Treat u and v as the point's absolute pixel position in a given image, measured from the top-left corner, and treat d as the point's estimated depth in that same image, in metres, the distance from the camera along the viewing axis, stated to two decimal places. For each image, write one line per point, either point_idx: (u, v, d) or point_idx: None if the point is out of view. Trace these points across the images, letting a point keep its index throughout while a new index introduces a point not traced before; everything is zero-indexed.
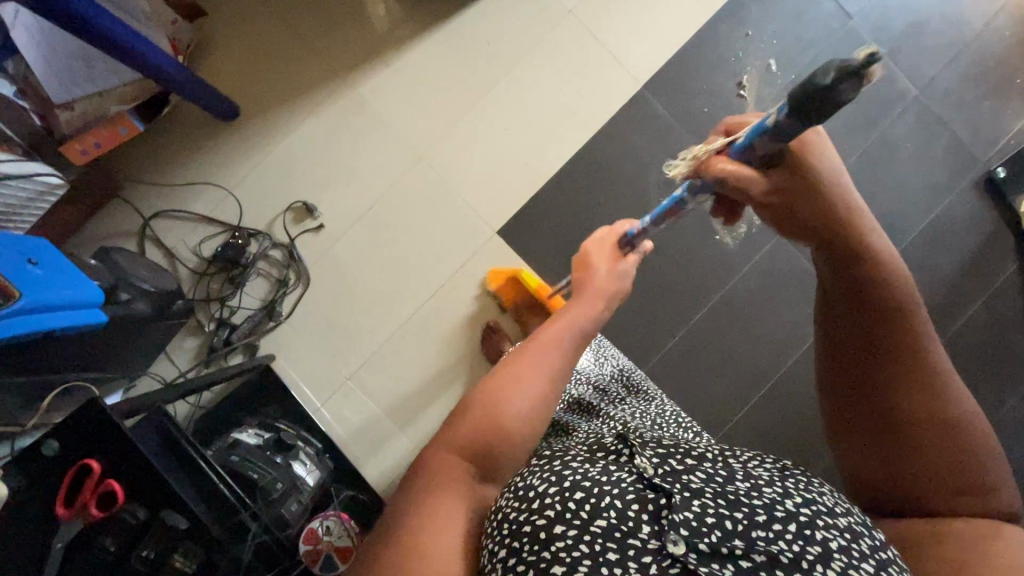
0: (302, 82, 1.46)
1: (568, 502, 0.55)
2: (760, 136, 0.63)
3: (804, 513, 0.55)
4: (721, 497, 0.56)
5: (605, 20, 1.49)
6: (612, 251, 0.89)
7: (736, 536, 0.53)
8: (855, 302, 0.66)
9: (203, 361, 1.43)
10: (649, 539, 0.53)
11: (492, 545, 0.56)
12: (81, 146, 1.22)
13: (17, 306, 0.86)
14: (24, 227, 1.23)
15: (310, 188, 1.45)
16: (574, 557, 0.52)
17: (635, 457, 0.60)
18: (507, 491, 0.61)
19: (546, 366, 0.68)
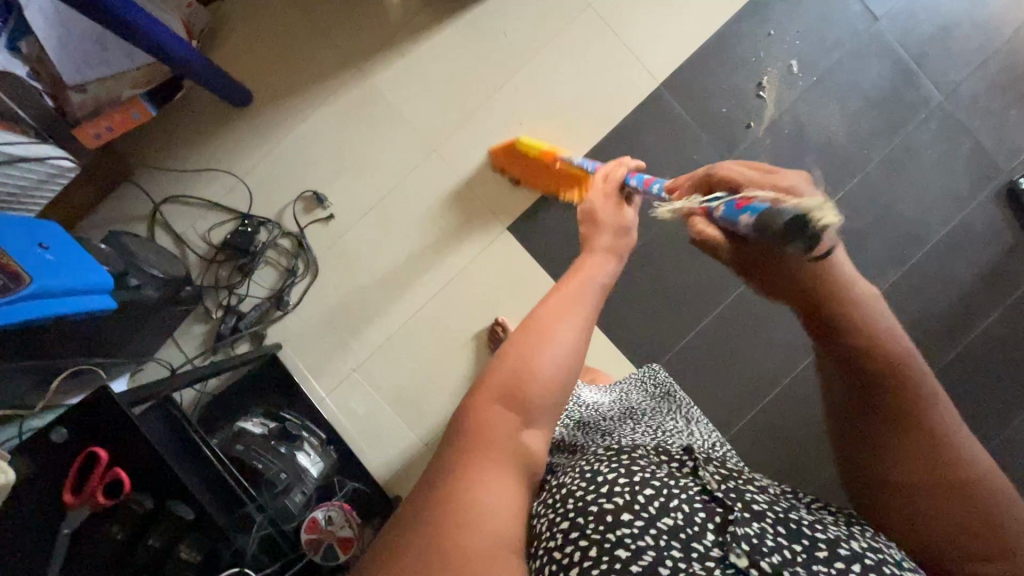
0: (316, 70, 1.45)
1: (637, 495, 0.56)
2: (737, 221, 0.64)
3: (869, 556, 0.55)
4: (782, 524, 0.57)
5: (626, 15, 1.47)
6: (614, 202, 0.85)
7: (797, 565, 0.53)
8: (853, 372, 0.64)
9: (210, 348, 1.43)
10: (712, 547, 0.54)
11: (552, 516, 0.58)
12: (94, 131, 1.22)
13: (27, 290, 0.85)
14: (36, 207, 1.21)
15: (321, 178, 1.44)
16: (637, 545, 0.53)
17: (701, 470, 0.63)
18: (573, 472, 0.63)
19: (573, 317, 0.63)
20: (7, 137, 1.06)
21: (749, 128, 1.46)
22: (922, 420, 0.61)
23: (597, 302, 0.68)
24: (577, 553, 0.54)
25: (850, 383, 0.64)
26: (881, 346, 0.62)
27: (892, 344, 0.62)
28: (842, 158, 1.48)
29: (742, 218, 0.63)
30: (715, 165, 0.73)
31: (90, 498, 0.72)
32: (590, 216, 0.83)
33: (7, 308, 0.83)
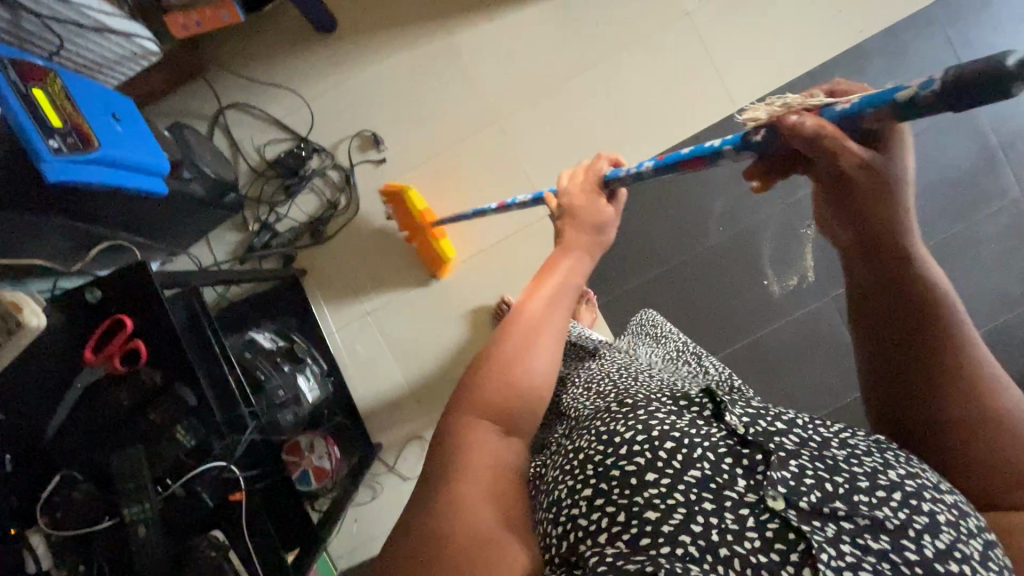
0: (405, 14, 1.45)
1: (659, 451, 0.56)
2: (882, 105, 0.52)
3: (909, 484, 0.54)
4: (818, 461, 0.56)
5: (721, 33, 1.44)
6: (594, 196, 0.82)
7: (838, 498, 0.53)
8: (898, 309, 0.61)
9: (239, 258, 1.46)
10: (745, 493, 0.53)
11: (573, 483, 0.58)
12: (183, 21, 1.19)
13: (86, 156, 0.83)
14: (115, 79, 1.23)
15: (384, 121, 1.46)
16: (669, 504, 0.53)
17: (725, 413, 0.60)
18: (588, 435, 0.62)
19: (545, 334, 0.66)
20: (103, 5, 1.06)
21: None
22: (954, 349, 0.59)
23: (569, 308, 0.70)
24: (607, 515, 0.54)
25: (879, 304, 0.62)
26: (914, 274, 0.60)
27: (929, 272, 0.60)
28: None
29: (904, 89, 0.51)
30: (832, 80, 0.61)
31: (109, 361, 0.76)
32: (569, 207, 0.81)
33: (61, 166, 0.79)
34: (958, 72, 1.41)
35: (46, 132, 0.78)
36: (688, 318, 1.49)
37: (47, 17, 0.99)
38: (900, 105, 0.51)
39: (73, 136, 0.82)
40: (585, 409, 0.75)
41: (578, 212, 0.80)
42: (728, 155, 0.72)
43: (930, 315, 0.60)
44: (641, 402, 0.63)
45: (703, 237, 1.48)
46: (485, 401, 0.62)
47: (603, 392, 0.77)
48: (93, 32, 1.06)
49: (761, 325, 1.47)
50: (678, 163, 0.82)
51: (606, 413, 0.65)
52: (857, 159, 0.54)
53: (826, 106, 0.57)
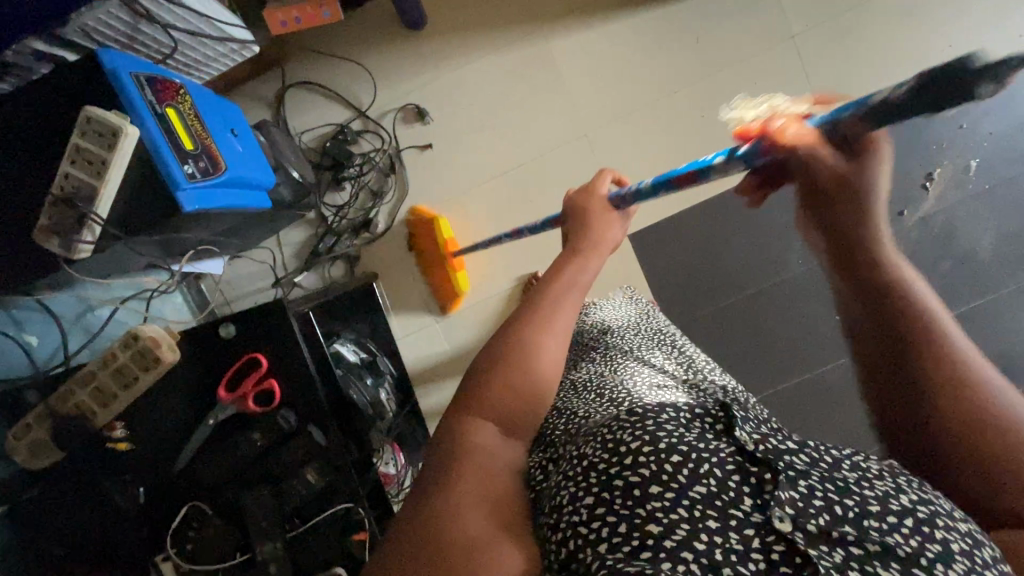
0: (500, 12, 1.36)
1: (665, 465, 0.49)
2: (855, 113, 0.45)
3: (921, 510, 0.48)
4: (826, 481, 0.50)
5: (825, 60, 1.38)
6: (603, 202, 0.76)
7: (846, 522, 0.47)
8: (876, 319, 0.56)
9: (305, 262, 1.41)
10: (751, 512, 0.48)
11: (574, 488, 0.52)
12: (282, 18, 1.11)
13: (213, 181, 0.79)
14: (201, 78, 1.08)
15: (466, 125, 1.39)
16: (671, 521, 0.47)
17: (734, 427, 0.53)
18: (593, 440, 0.56)
19: (553, 327, 0.61)
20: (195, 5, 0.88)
21: (900, 215, 1.43)
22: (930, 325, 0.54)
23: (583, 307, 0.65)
24: (605, 527, 0.49)
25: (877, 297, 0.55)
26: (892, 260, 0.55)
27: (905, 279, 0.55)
28: (981, 273, 1.44)
29: (883, 91, 0.44)
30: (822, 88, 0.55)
31: (241, 400, 0.78)
32: (576, 210, 0.75)
33: (194, 193, 0.76)
34: None
35: (182, 158, 0.75)
36: (756, 346, 1.48)
37: (170, 26, 0.88)
38: (874, 116, 0.44)
39: (204, 160, 0.78)
40: (590, 407, 0.70)
41: (588, 212, 0.74)
42: (717, 168, 0.64)
43: (893, 296, 0.55)
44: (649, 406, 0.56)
45: (780, 267, 1.46)
46: (489, 404, 0.57)
47: (605, 394, 0.74)
48: (205, 39, 0.96)
49: (828, 358, 1.47)
50: (676, 178, 0.73)
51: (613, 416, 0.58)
52: (830, 168, 0.49)
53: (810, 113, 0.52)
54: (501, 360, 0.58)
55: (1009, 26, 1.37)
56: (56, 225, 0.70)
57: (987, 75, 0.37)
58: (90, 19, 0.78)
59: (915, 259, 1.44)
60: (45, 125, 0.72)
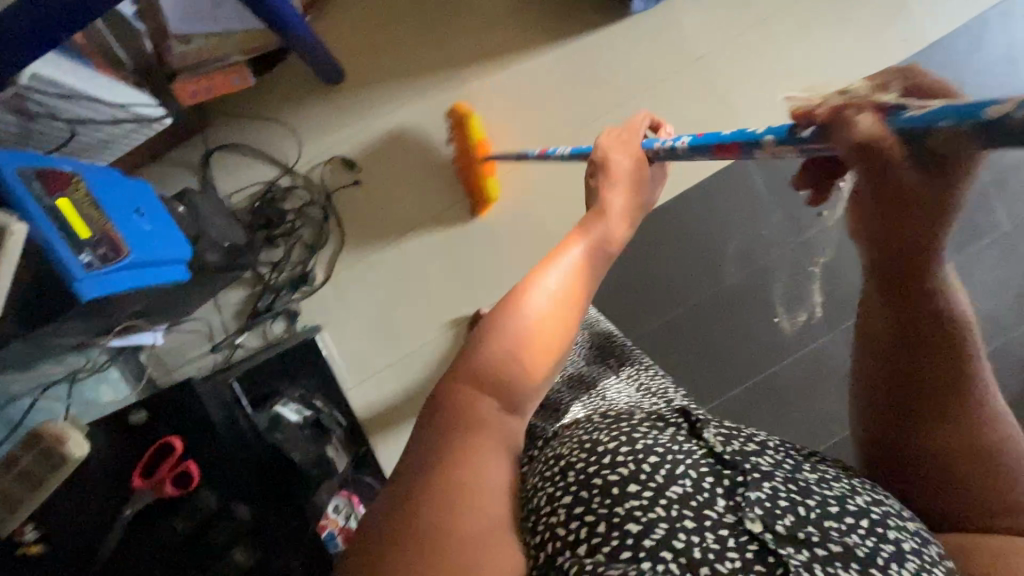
0: (416, 60, 1.39)
1: (642, 466, 0.58)
2: (955, 125, 0.38)
3: (874, 511, 0.57)
4: (791, 484, 0.59)
5: (735, 77, 1.44)
6: (631, 159, 0.80)
7: (810, 523, 0.55)
8: (902, 332, 0.61)
9: (245, 321, 1.39)
10: (724, 513, 0.56)
11: (553, 489, 0.59)
12: (193, 89, 1.13)
13: (117, 265, 0.78)
14: (106, 159, 1.10)
15: (396, 170, 1.40)
16: (649, 518, 0.55)
17: (702, 432, 0.64)
18: (573, 445, 0.64)
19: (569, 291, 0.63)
20: (107, 97, 0.94)
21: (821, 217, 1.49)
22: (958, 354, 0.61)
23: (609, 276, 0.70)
24: (588, 525, 0.55)
25: (917, 333, 0.61)
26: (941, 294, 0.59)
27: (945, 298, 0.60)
28: None
29: (997, 105, 0.36)
30: (910, 61, 0.47)
31: (157, 485, 0.97)
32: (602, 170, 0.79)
33: (93, 281, 0.75)
34: None
35: (77, 248, 0.74)
36: (703, 355, 1.51)
37: (72, 124, 0.93)
38: (985, 128, 0.36)
39: (104, 246, 0.77)
40: (566, 421, 0.79)
41: (616, 170, 0.79)
42: (767, 149, 0.60)
43: (938, 338, 0.61)
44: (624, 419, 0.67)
45: (717, 278, 1.51)
46: (482, 371, 0.59)
47: (575, 414, 0.82)
48: (109, 133, 1.01)
49: (773, 360, 1.51)
50: (715, 145, 0.68)
51: (590, 428, 0.67)
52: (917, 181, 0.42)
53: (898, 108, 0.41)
54: (499, 341, 0.60)
55: (895, 34, 1.47)
56: None
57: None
58: None
59: (843, 257, 1.50)
60: None
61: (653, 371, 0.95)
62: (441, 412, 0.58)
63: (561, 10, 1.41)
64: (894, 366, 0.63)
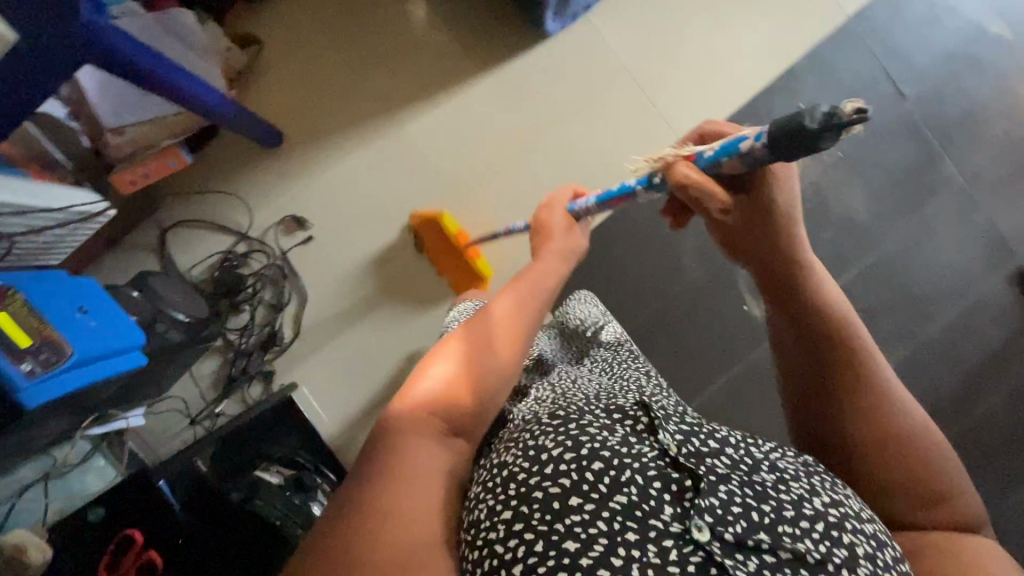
0: (348, 112, 1.41)
1: (585, 473, 0.55)
2: (732, 156, 0.61)
3: (831, 514, 0.56)
4: (747, 487, 0.57)
5: (662, 79, 1.46)
6: (564, 216, 0.85)
7: (762, 529, 0.54)
8: (803, 338, 0.69)
9: (222, 389, 1.42)
10: (671, 522, 0.53)
11: (493, 502, 0.56)
12: (130, 177, 1.16)
13: (60, 369, 0.81)
14: (56, 257, 1.13)
15: (347, 221, 1.42)
16: (590, 533, 0.52)
17: (658, 433, 0.59)
18: (515, 448, 0.60)
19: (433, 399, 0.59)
20: (45, 201, 0.98)
21: None
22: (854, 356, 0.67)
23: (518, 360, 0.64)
24: (525, 543, 0.52)
25: (809, 338, 0.68)
26: (828, 301, 0.68)
27: (824, 296, 0.67)
28: (863, 231, 1.51)
29: (746, 140, 0.59)
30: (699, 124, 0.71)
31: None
32: (540, 225, 0.84)
33: (35, 389, 0.77)
34: (883, 77, 1.50)
35: (17, 358, 0.76)
36: (678, 354, 1.52)
37: (11, 230, 0.95)
38: (744, 155, 0.59)
39: (45, 352, 0.80)
40: (522, 409, 0.74)
41: (549, 225, 0.83)
42: (642, 193, 0.80)
43: (832, 341, 0.67)
44: (574, 414, 0.62)
45: (679, 276, 1.51)
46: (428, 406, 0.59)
47: (538, 395, 0.77)
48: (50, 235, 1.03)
49: (747, 348, 1.51)
50: (610, 200, 0.85)
51: (536, 422, 0.63)
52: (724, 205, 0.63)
53: (699, 152, 0.65)
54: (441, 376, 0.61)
55: (814, 13, 1.49)
56: None
57: (836, 125, 0.51)
58: None
59: None
60: None
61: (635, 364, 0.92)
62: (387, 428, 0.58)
63: (481, 42, 1.43)
64: (807, 367, 0.69)
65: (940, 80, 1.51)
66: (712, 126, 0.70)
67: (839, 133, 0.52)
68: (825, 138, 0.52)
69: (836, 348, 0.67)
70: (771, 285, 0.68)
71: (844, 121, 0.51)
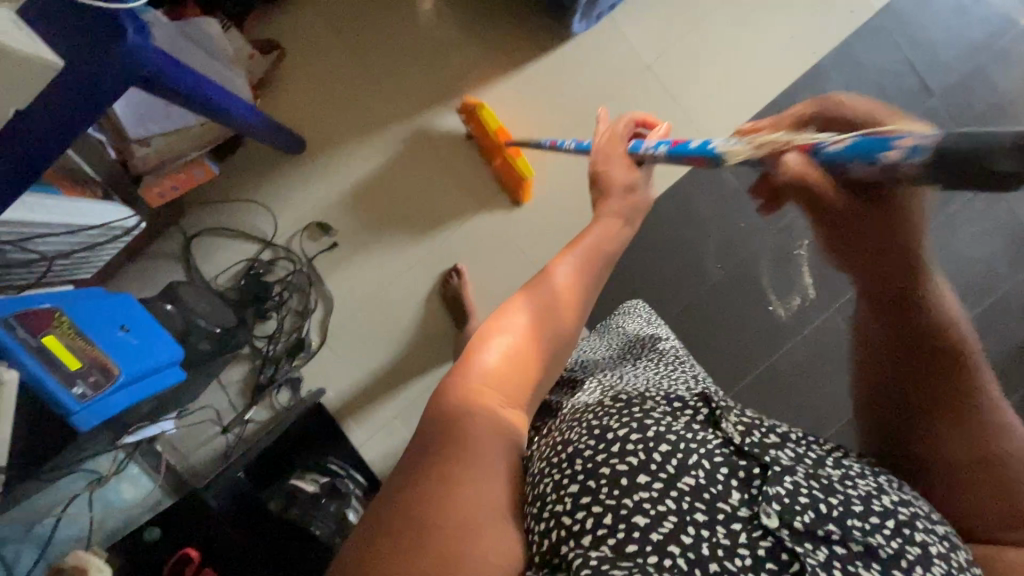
0: (369, 116, 1.39)
1: (653, 454, 0.55)
2: (861, 155, 0.43)
3: (902, 512, 0.53)
4: (813, 479, 0.55)
5: (686, 78, 1.44)
6: (625, 165, 0.83)
7: (832, 520, 0.51)
8: (908, 341, 0.59)
9: (251, 396, 1.42)
10: (738, 507, 0.52)
11: (559, 476, 0.55)
12: (158, 190, 1.17)
13: (111, 389, 0.81)
14: (92, 270, 1.12)
15: (371, 226, 1.42)
16: (659, 510, 0.52)
17: (721, 423, 0.61)
18: (579, 427, 0.60)
19: (513, 352, 0.59)
20: (82, 219, 0.97)
21: None
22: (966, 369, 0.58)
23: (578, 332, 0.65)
24: (592, 517, 0.52)
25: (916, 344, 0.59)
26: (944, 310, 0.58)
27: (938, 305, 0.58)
28: None
29: (890, 150, 0.40)
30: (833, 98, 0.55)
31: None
32: (600, 179, 0.83)
33: (89, 411, 0.78)
34: (910, 73, 1.48)
35: (69, 381, 0.77)
36: (702, 355, 1.52)
37: (40, 252, 0.93)
38: (883, 167, 0.41)
39: (94, 373, 0.80)
40: (577, 401, 0.75)
41: (611, 182, 0.81)
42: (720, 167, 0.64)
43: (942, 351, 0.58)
44: (636, 399, 0.63)
45: (703, 277, 1.51)
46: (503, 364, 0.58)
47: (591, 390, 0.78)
48: (81, 253, 1.02)
49: (771, 348, 1.51)
50: (685, 157, 0.69)
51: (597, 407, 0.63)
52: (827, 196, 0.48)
53: (819, 143, 0.47)
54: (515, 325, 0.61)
55: (841, 6, 1.47)
56: None
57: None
58: None
59: None
60: None
61: (682, 364, 0.92)
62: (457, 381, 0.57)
63: (502, 42, 1.41)
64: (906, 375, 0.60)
65: (968, 75, 1.49)
66: (830, 103, 0.55)
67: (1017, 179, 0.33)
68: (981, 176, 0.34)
69: (945, 357, 0.58)
70: (875, 289, 0.58)
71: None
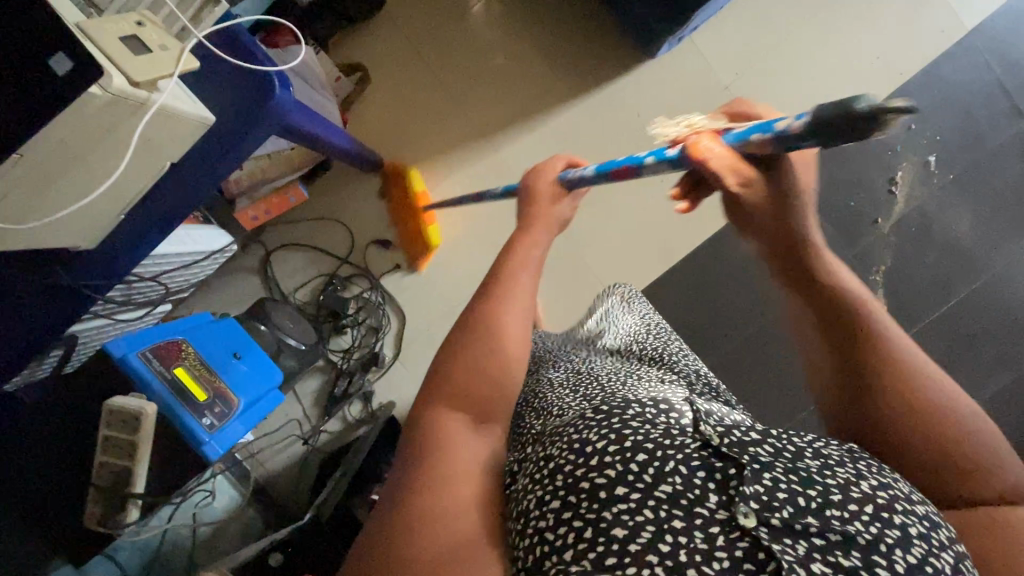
0: (445, 136, 1.40)
1: (630, 464, 0.47)
2: (761, 134, 0.49)
3: (881, 496, 0.47)
4: (792, 474, 0.47)
5: (766, 99, 1.41)
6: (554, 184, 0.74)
7: (809, 513, 0.45)
8: (818, 308, 0.60)
9: (324, 408, 1.45)
10: (716, 510, 0.45)
11: (540, 493, 0.49)
12: (253, 214, 1.22)
13: (232, 419, 0.84)
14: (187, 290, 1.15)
15: (445, 245, 1.45)
16: (637, 521, 0.45)
17: (700, 421, 0.51)
18: (558, 440, 0.52)
19: (517, 300, 0.62)
20: (192, 248, 0.99)
21: (875, 225, 1.44)
22: (881, 333, 0.57)
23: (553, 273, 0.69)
24: (574, 532, 0.46)
25: (826, 310, 0.59)
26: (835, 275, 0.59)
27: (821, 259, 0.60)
28: (971, 257, 1.44)
29: (784, 120, 0.47)
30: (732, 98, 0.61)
31: None
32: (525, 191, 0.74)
33: (217, 440, 0.82)
34: (1001, 94, 1.43)
35: (198, 413, 0.81)
36: None
37: (166, 285, 1.00)
38: (779, 137, 0.47)
39: (218, 404, 0.84)
40: (563, 403, 0.65)
41: (532, 196, 0.73)
42: (651, 168, 0.66)
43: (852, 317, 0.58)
44: (614, 403, 0.54)
45: None
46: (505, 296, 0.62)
47: (571, 389, 0.69)
48: (188, 275, 1.05)
49: None
50: (612, 171, 0.71)
51: (577, 414, 0.55)
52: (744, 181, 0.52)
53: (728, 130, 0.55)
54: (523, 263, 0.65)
55: (929, 26, 1.43)
56: (103, 511, 0.76)
57: (874, 123, 0.39)
58: (101, 307, 0.89)
59: (904, 261, 1.44)
60: (77, 408, 0.79)
61: (684, 368, 0.83)
62: (463, 330, 0.60)
63: (579, 64, 1.40)
64: (828, 349, 0.60)
65: None
66: (743, 107, 0.60)
67: (880, 124, 0.39)
68: (859, 131, 0.40)
69: (859, 320, 0.58)
70: (778, 247, 0.59)
71: (891, 117, 0.39)
